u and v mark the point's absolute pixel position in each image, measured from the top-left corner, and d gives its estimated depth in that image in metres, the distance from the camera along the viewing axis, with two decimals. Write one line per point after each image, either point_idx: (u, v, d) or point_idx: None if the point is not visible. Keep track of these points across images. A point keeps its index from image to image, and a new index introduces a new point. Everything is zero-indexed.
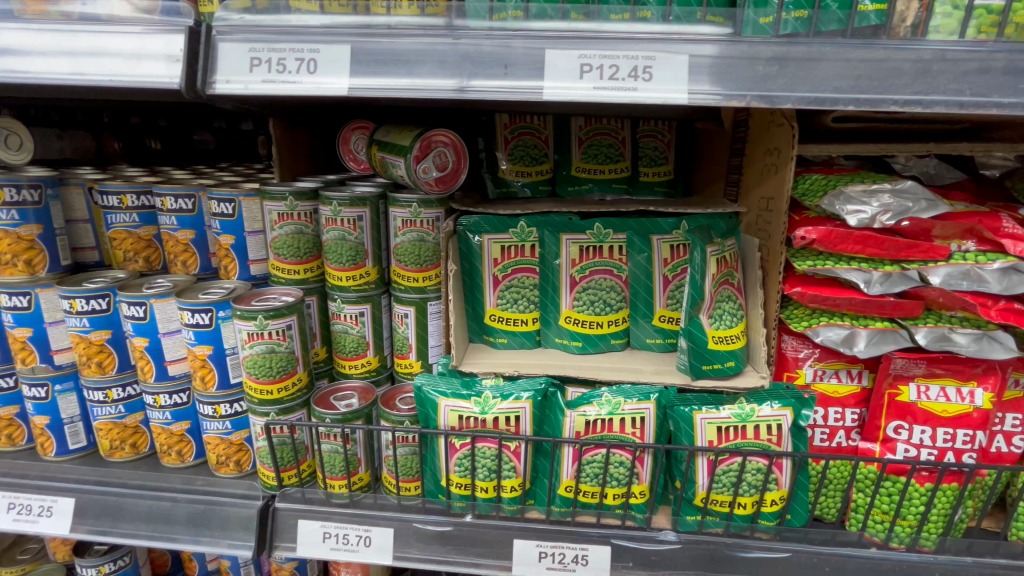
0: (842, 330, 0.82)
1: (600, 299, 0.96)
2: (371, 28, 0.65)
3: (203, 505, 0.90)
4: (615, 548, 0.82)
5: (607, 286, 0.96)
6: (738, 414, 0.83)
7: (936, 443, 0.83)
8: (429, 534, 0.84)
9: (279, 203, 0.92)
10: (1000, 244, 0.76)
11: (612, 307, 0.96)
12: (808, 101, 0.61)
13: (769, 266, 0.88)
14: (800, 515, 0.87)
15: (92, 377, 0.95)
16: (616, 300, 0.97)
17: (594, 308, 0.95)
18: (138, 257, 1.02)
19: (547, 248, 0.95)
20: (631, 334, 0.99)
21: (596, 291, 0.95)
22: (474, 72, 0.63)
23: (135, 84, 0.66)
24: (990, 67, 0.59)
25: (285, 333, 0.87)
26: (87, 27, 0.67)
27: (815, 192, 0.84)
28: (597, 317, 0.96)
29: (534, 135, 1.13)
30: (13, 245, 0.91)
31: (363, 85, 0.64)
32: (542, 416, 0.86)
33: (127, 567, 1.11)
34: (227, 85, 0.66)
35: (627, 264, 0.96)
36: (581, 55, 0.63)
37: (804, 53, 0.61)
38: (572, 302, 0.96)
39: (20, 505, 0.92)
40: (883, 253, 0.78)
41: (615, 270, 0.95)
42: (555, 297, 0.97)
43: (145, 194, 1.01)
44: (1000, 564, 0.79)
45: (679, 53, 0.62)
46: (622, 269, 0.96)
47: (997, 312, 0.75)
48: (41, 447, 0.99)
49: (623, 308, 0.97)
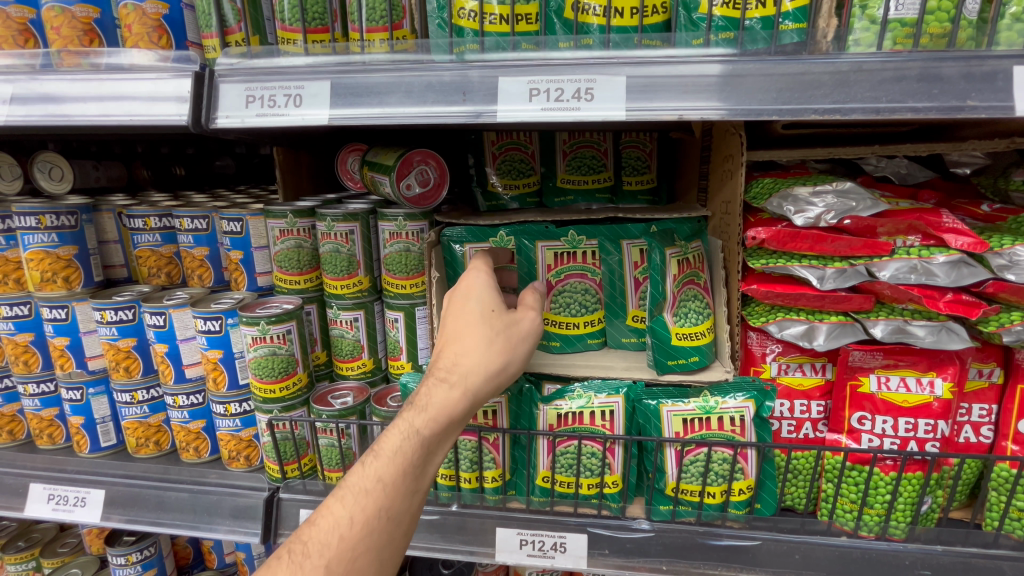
0: (800, 325, 0.87)
1: (575, 301, 1.02)
2: (348, 65, 0.74)
3: (216, 495, 1.00)
4: (591, 536, 0.88)
5: (582, 288, 1.02)
6: (702, 406, 0.87)
7: (898, 432, 0.85)
8: (418, 522, 0.91)
9: (281, 221, 1.02)
10: (943, 239, 0.80)
11: (587, 308, 1.02)
12: (735, 113, 0.67)
13: (731, 266, 0.95)
14: (770, 504, 0.90)
15: (121, 380, 1.07)
16: (592, 302, 1.03)
17: (570, 309, 1.01)
18: (161, 273, 1.15)
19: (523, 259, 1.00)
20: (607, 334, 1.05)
21: (570, 294, 1.02)
22: (436, 99, 0.72)
23: (150, 121, 0.77)
24: (905, 75, 0.64)
25: (285, 337, 0.96)
26: (111, 75, 0.78)
27: (764, 195, 0.90)
28: (574, 318, 1.02)
29: (520, 151, 1.20)
30: (52, 264, 1.04)
31: (341, 116, 0.73)
32: (519, 410, 0.94)
33: (152, 557, 1.21)
34: (227, 120, 0.76)
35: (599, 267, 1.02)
36: (530, 81, 0.71)
37: (730, 70, 0.67)
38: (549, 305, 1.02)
39: (58, 495, 1.03)
40: (832, 250, 0.84)
41: (589, 274, 1.02)
42: None
43: (166, 216, 1.13)
44: (970, 552, 0.80)
45: (618, 75, 0.69)
46: (594, 273, 1.02)
47: (945, 304, 0.79)
48: (77, 444, 1.11)
49: (597, 309, 1.03)
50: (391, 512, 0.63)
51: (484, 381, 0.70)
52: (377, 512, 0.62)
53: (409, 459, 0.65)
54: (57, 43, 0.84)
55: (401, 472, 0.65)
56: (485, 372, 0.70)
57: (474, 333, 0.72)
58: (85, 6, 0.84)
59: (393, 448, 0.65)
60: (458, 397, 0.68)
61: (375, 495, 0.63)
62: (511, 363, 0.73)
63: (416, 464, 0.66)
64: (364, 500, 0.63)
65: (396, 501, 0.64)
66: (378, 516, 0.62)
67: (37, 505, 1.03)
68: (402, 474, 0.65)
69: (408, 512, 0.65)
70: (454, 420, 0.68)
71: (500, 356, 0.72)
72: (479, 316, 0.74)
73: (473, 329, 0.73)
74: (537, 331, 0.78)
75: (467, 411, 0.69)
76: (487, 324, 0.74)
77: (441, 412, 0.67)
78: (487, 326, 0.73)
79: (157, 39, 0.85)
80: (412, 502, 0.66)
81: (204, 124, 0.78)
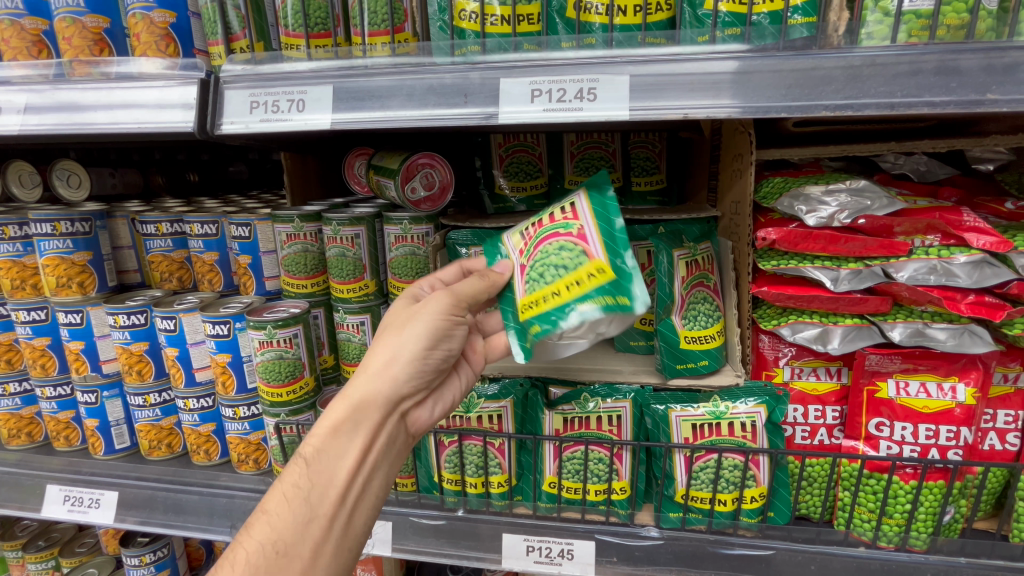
0: (814, 328, 0.85)
1: (550, 266, 0.71)
2: (351, 69, 0.74)
3: (225, 498, 1.01)
4: (598, 543, 0.86)
5: (552, 249, 0.72)
6: (712, 411, 0.86)
7: (918, 439, 0.81)
8: (424, 527, 0.91)
9: (288, 225, 1.02)
10: (964, 238, 0.76)
11: (564, 269, 0.69)
12: (741, 111, 0.65)
13: (741, 268, 0.92)
14: (783, 513, 0.87)
15: (134, 384, 1.08)
16: (569, 258, 0.70)
17: (545, 278, 0.70)
18: (173, 277, 1.16)
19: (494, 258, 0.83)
20: (617, 297, 0.68)
21: (542, 262, 0.72)
22: (438, 102, 0.71)
23: (157, 128, 0.78)
24: (920, 68, 0.62)
25: (291, 340, 0.97)
26: (120, 84, 0.80)
27: (775, 195, 0.88)
28: (550, 287, 0.70)
29: (527, 152, 1.19)
30: (67, 270, 1.06)
31: (344, 120, 0.73)
32: (524, 415, 0.93)
33: (165, 558, 1.23)
34: (231, 126, 0.77)
35: (578, 217, 0.72)
36: (532, 82, 0.70)
37: (737, 67, 0.65)
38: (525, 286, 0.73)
39: (73, 497, 1.05)
40: (846, 251, 0.81)
41: (558, 228, 0.73)
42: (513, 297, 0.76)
43: (177, 222, 1.14)
44: (996, 565, 0.76)
45: (621, 74, 0.68)
46: (568, 225, 0.72)
47: (967, 306, 0.75)
48: (92, 446, 1.13)
49: (582, 264, 0.69)
50: (281, 541, 0.59)
51: (370, 380, 0.67)
52: (264, 543, 0.58)
53: (294, 484, 0.62)
54: (69, 53, 0.86)
55: (287, 499, 0.61)
56: (371, 370, 0.67)
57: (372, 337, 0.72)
58: (96, 16, 0.86)
59: (280, 478, 0.63)
60: (340, 406, 0.66)
61: (258, 526, 0.60)
62: (403, 353, 0.68)
63: (301, 487, 0.62)
64: (251, 535, 0.59)
65: (285, 531, 0.59)
66: (265, 549, 0.58)
67: (53, 506, 1.06)
68: (288, 499, 0.61)
69: (303, 538, 0.60)
70: (340, 430, 0.65)
71: (389, 348, 0.68)
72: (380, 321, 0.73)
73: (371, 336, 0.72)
74: (439, 309, 0.70)
75: (354, 416, 0.65)
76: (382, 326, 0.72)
77: (325, 426, 0.65)
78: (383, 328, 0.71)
79: (165, 47, 0.86)
80: (308, 527, 0.60)
81: (209, 130, 0.78)
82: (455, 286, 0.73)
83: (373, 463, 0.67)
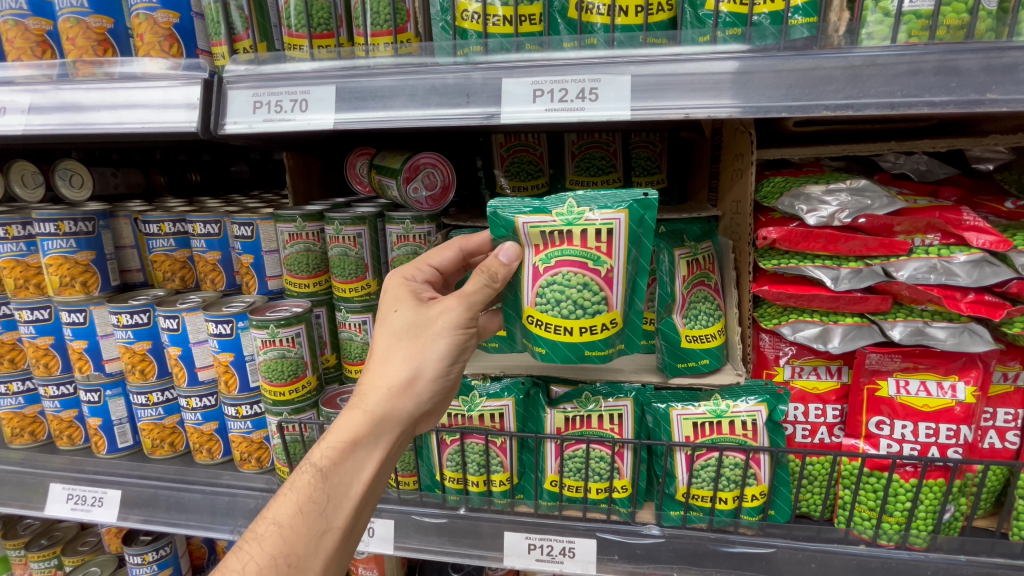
0: (814, 327, 0.85)
1: (567, 298, 0.72)
2: (353, 69, 0.75)
3: (227, 496, 1.02)
4: (600, 541, 0.86)
5: (579, 282, 0.72)
6: (713, 410, 0.86)
7: (919, 438, 0.81)
8: (427, 525, 0.91)
9: (290, 225, 1.03)
10: (964, 237, 0.77)
11: (585, 311, 0.72)
12: (742, 111, 0.65)
13: (742, 267, 0.93)
14: (784, 511, 0.87)
15: (137, 382, 1.09)
16: (592, 301, 0.73)
17: (561, 311, 0.72)
18: (176, 277, 1.17)
19: (498, 232, 0.74)
20: (614, 343, 0.76)
21: (563, 287, 0.72)
22: (440, 102, 0.72)
23: (160, 128, 0.78)
24: (921, 68, 0.62)
25: (294, 339, 0.97)
26: (124, 84, 0.80)
27: (775, 194, 0.89)
28: (565, 321, 0.73)
29: (528, 152, 1.19)
30: (71, 269, 1.06)
31: (347, 120, 0.74)
32: (526, 414, 0.93)
33: (168, 557, 1.23)
34: (235, 126, 0.77)
35: (611, 254, 0.72)
36: (534, 82, 0.70)
37: (738, 67, 0.66)
38: (537, 297, 0.74)
39: (76, 496, 1.06)
40: (847, 250, 0.82)
41: (589, 261, 0.72)
42: (518, 290, 0.76)
43: (179, 221, 1.14)
44: (996, 563, 0.76)
45: (622, 75, 0.68)
46: (600, 261, 0.72)
47: (967, 305, 0.76)
48: (95, 445, 1.13)
49: (600, 312, 0.73)
50: (294, 555, 0.61)
51: (388, 395, 0.66)
52: (277, 556, 0.60)
53: (308, 497, 0.63)
54: (72, 53, 0.86)
55: (301, 512, 0.62)
56: (389, 385, 0.67)
57: (383, 341, 0.69)
58: (99, 16, 0.87)
59: (292, 489, 0.63)
60: (358, 421, 0.65)
61: (272, 538, 0.61)
62: (422, 370, 0.68)
63: (317, 501, 0.63)
64: (264, 546, 0.61)
65: (299, 544, 0.61)
66: (280, 561, 0.60)
67: (56, 504, 1.06)
68: (302, 513, 0.62)
69: (316, 551, 0.62)
70: (357, 446, 0.65)
71: (408, 363, 0.68)
72: (389, 322, 0.71)
73: (383, 340, 0.70)
74: (458, 324, 0.69)
75: (373, 433, 0.66)
76: (396, 332, 0.70)
77: (341, 440, 0.65)
78: (397, 334, 0.69)
79: (168, 48, 0.87)
80: (322, 540, 0.63)
81: (213, 130, 0.79)
82: (472, 293, 0.69)
83: (382, 474, 0.69)
